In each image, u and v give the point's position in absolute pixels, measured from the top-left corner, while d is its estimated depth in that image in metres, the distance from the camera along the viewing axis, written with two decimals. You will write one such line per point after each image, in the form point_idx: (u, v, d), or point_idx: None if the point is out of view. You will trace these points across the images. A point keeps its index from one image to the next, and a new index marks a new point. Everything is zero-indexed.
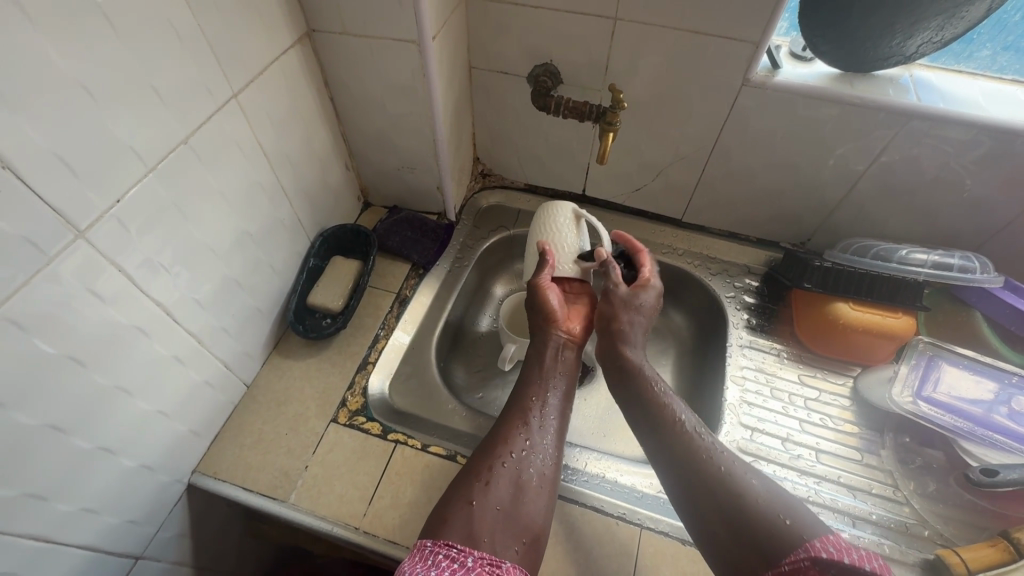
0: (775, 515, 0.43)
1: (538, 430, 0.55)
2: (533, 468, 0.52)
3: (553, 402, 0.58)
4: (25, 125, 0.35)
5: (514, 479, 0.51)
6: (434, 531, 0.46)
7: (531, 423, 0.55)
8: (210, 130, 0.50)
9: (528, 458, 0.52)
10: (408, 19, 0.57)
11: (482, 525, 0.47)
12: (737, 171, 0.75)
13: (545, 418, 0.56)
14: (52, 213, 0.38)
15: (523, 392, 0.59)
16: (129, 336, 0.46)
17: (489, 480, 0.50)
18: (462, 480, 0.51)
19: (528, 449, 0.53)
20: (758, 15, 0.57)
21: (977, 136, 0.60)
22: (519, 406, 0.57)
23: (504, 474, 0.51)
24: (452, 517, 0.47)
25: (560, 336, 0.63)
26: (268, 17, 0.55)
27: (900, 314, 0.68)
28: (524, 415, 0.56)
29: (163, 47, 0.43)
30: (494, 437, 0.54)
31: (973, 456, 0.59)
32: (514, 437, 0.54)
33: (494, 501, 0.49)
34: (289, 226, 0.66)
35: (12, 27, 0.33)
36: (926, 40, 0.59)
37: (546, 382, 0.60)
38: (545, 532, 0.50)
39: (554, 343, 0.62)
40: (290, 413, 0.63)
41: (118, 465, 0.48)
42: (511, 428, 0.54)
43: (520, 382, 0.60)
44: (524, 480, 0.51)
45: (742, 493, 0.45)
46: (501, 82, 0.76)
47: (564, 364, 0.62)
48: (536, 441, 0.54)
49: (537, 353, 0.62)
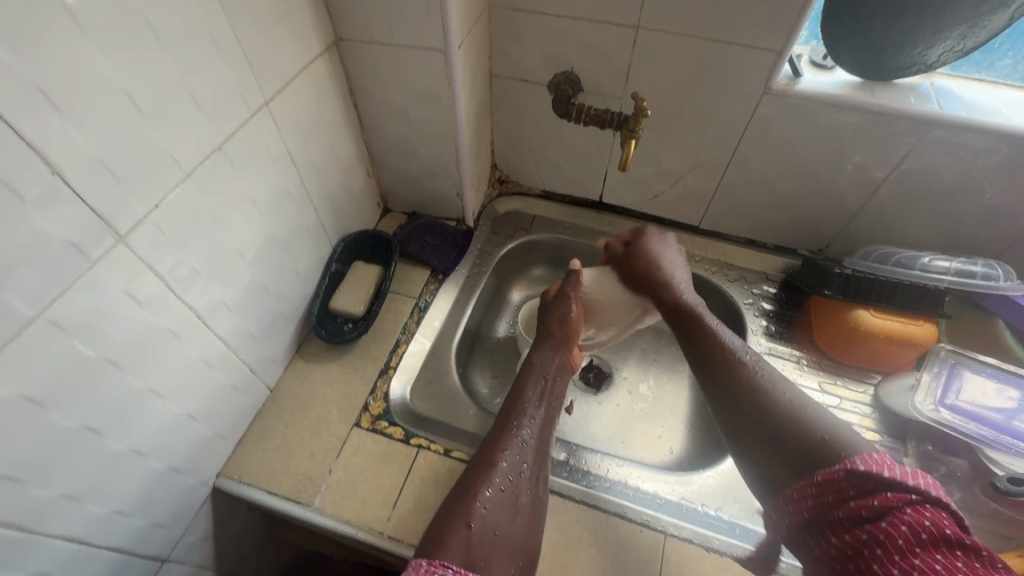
0: (814, 432, 0.44)
1: (529, 452, 0.53)
2: (526, 490, 0.51)
3: (542, 425, 0.57)
4: (72, 131, 0.35)
5: (508, 501, 0.49)
6: (430, 552, 0.43)
7: (524, 444, 0.54)
8: (242, 136, 0.51)
9: (522, 480, 0.51)
10: (435, 28, 0.58)
11: (480, 549, 0.44)
12: (756, 177, 0.75)
13: (535, 441, 0.55)
14: (94, 216, 0.38)
15: (511, 413, 0.57)
16: (162, 340, 0.47)
17: (486, 502, 0.48)
18: (459, 498, 0.48)
19: (522, 472, 0.52)
20: (781, 24, 0.58)
21: (998, 145, 0.60)
22: (510, 426, 0.55)
23: (500, 497, 0.49)
24: (450, 539, 0.44)
25: (560, 358, 0.65)
26: (299, 25, 0.56)
27: (923, 321, 0.68)
28: (516, 438, 0.54)
29: (201, 53, 0.44)
30: (489, 456, 0.52)
31: (1000, 466, 0.57)
32: (509, 457, 0.52)
33: (491, 523, 0.47)
34: (313, 230, 0.67)
35: (64, 35, 0.33)
36: (948, 49, 0.60)
37: (536, 405, 0.58)
38: (534, 556, 0.49)
39: (555, 362, 0.64)
40: (313, 418, 0.63)
41: (149, 468, 0.48)
42: (506, 448, 0.53)
43: (507, 403, 0.58)
44: (519, 503, 0.50)
45: (786, 415, 0.46)
46: (521, 90, 0.76)
47: (559, 385, 0.63)
48: (528, 465, 0.53)
49: (541, 368, 0.62)
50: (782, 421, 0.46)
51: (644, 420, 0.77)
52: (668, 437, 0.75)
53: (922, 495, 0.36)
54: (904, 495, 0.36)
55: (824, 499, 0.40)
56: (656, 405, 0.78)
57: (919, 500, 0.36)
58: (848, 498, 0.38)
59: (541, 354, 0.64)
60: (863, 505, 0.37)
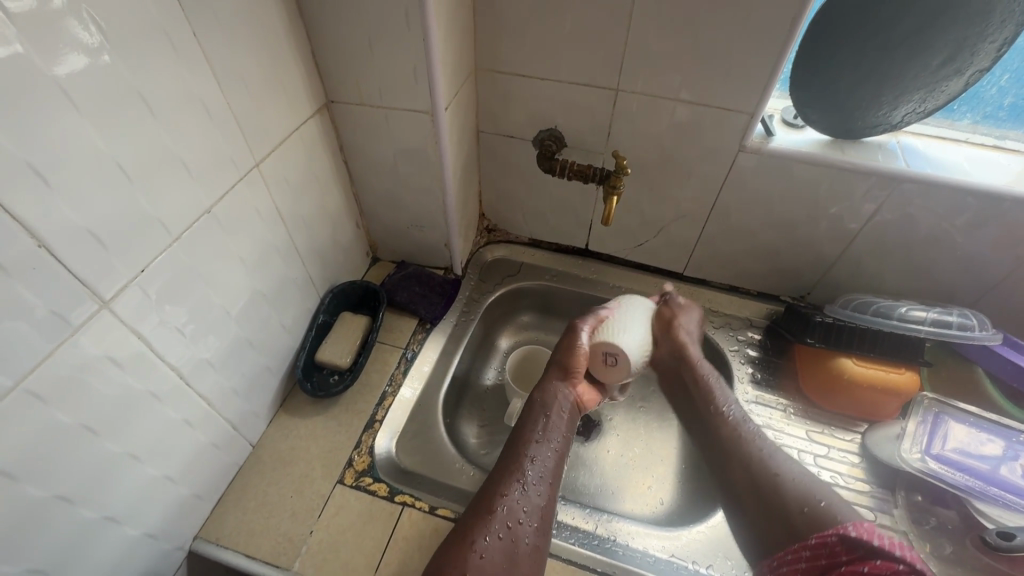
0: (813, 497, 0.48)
1: (529, 497, 0.53)
2: (525, 537, 0.50)
3: (550, 463, 0.57)
4: (63, 205, 0.36)
5: (507, 549, 0.49)
6: None
7: (527, 487, 0.54)
8: (232, 198, 0.52)
9: (522, 527, 0.51)
10: (422, 92, 0.61)
11: None
12: (736, 228, 0.77)
13: (538, 485, 0.54)
14: (79, 284, 0.38)
15: (517, 450, 0.57)
16: (142, 402, 0.46)
17: (484, 551, 0.48)
18: (456, 544, 0.49)
19: (522, 516, 0.51)
20: (752, 89, 0.61)
21: (963, 200, 0.63)
22: (513, 469, 0.55)
23: (498, 546, 0.49)
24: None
25: (567, 394, 0.64)
26: (291, 91, 0.58)
27: (904, 369, 0.69)
28: (517, 479, 0.54)
29: (195, 123, 0.46)
30: (490, 502, 0.52)
31: (989, 518, 0.58)
32: (509, 502, 0.52)
33: (488, 572, 0.47)
34: (300, 282, 0.67)
35: (60, 115, 0.35)
36: (910, 111, 0.64)
37: (543, 442, 0.58)
38: None
39: (561, 397, 0.63)
40: (296, 474, 0.62)
41: (121, 534, 0.47)
42: (506, 494, 0.53)
43: (511, 443, 0.59)
44: (518, 551, 0.49)
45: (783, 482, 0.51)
46: (507, 145, 0.79)
47: (566, 421, 0.62)
48: (529, 511, 0.52)
49: (542, 404, 0.62)
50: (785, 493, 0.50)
51: (634, 470, 0.76)
52: (658, 488, 0.74)
53: (906, 564, 0.38)
54: (892, 563, 0.38)
55: (818, 561, 0.43)
56: (647, 454, 0.77)
57: (903, 568, 0.37)
58: (840, 562, 0.41)
59: (547, 388, 0.64)
60: (853, 567, 0.40)
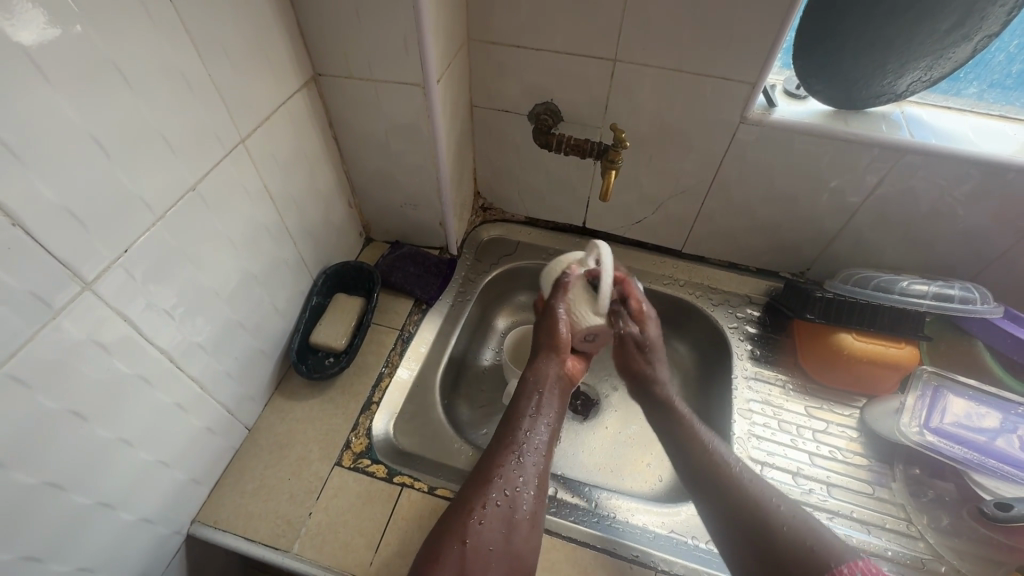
0: (803, 542, 0.47)
1: (528, 466, 0.53)
2: (523, 505, 0.51)
3: (545, 437, 0.56)
4: (37, 180, 0.34)
5: (506, 518, 0.49)
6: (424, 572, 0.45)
7: (523, 460, 0.53)
8: (218, 175, 0.50)
9: (521, 495, 0.51)
10: (414, 64, 0.59)
11: (476, 567, 0.46)
12: (735, 204, 0.76)
13: (535, 457, 0.54)
14: (58, 264, 0.37)
15: (512, 424, 0.57)
16: (131, 386, 0.45)
17: (482, 518, 0.49)
18: (456, 512, 0.49)
19: (521, 486, 0.51)
20: (754, 58, 0.59)
21: (967, 171, 0.62)
22: (510, 441, 0.55)
23: (497, 513, 0.49)
24: (445, 555, 0.46)
25: (557, 370, 0.61)
26: (277, 64, 0.56)
27: (904, 344, 0.68)
28: (515, 450, 0.54)
29: (174, 95, 0.44)
30: (488, 472, 0.52)
31: (987, 490, 0.58)
32: (509, 473, 0.52)
33: (487, 540, 0.48)
34: (292, 264, 0.66)
35: (28, 84, 0.33)
36: (916, 79, 0.62)
37: (538, 416, 0.57)
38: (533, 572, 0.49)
39: (552, 373, 0.61)
40: (293, 457, 0.62)
41: (116, 519, 0.46)
42: (504, 464, 0.52)
43: (508, 415, 0.58)
44: (516, 520, 0.50)
45: (773, 521, 0.50)
46: (502, 120, 0.77)
47: (558, 398, 0.60)
48: (527, 480, 0.52)
49: (535, 381, 0.59)
50: (777, 533, 0.49)
51: (633, 448, 0.75)
52: (656, 466, 0.73)
53: None
54: None
55: None
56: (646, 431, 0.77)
57: None
58: None
59: (538, 364, 0.61)
60: None
